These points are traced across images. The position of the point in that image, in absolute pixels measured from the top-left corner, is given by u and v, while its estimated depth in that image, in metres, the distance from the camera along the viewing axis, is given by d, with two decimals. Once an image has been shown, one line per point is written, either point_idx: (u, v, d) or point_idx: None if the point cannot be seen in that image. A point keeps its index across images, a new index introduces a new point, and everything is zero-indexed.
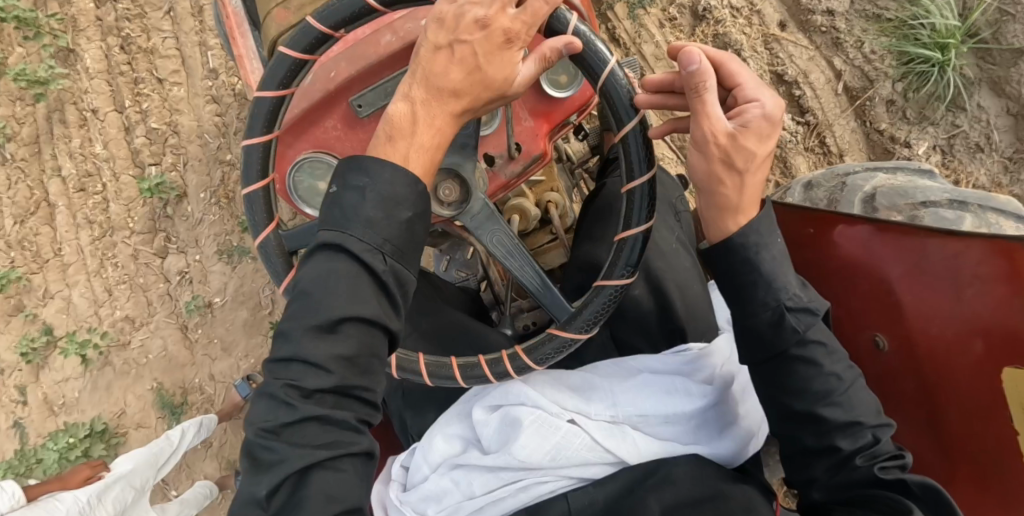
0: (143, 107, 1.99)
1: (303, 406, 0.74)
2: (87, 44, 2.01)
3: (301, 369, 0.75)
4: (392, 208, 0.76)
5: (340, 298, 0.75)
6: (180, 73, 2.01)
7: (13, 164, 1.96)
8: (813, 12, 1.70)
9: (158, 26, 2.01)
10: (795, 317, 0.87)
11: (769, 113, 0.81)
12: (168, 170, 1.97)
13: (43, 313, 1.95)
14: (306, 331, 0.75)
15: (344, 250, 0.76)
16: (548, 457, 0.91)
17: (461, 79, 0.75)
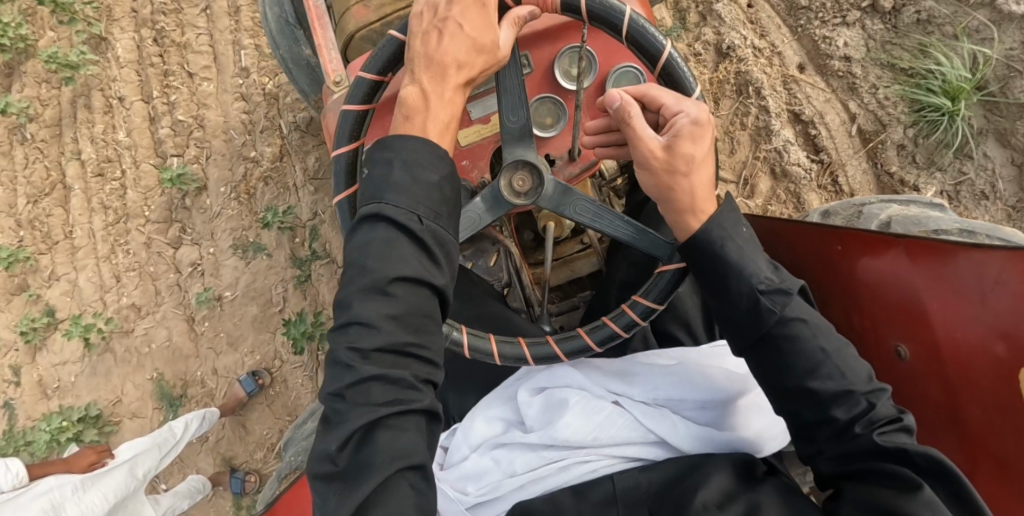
0: (170, 99, 2.01)
1: (367, 362, 0.79)
2: (121, 33, 2.03)
3: (358, 331, 0.80)
4: (418, 172, 0.84)
5: (393, 263, 0.81)
6: (211, 69, 2.03)
7: (33, 144, 2.01)
8: (831, 57, 1.79)
9: (193, 23, 2.03)
10: (769, 299, 0.91)
11: (692, 117, 0.94)
12: (191, 162, 2.00)
13: (47, 294, 2.00)
14: (360, 294, 0.81)
15: (383, 218, 0.83)
16: (592, 433, 1.02)
17: (465, 55, 0.90)
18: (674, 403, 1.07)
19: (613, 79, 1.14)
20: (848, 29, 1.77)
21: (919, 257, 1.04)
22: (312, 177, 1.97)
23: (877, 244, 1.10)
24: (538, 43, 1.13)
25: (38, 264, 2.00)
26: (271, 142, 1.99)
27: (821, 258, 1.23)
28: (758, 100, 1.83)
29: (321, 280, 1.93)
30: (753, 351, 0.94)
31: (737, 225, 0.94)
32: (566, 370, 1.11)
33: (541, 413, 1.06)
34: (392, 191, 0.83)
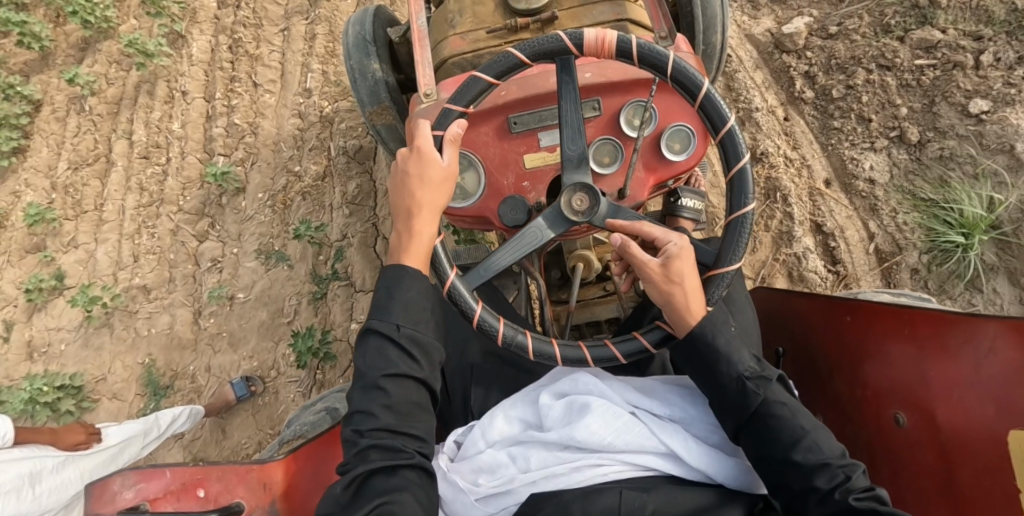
0: (233, 103, 2.43)
1: (363, 441, 1.04)
2: (200, 36, 2.71)
3: (361, 416, 1.06)
4: (399, 292, 1.10)
5: (383, 361, 1.08)
6: (275, 83, 2.45)
7: (99, 129, 2.76)
8: (856, 178, 1.91)
9: (270, 40, 2.55)
10: (754, 384, 1.07)
11: (679, 244, 1.09)
12: (236, 164, 2.32)
13: (60, 258, 2.54)
14: (360, 391, 1.07)
15: (375, 331, 1.10)
16: (609, 437, 1.13)
17: (425, 197, 1.11)
18: (684, 421, 1.21)
19: (668, 135, 1.30)
20: (875, 154, 1.91)
21: (923, 334, 1.17)
22: (350, 201, 2.14)
23: (886, 321, 1.22)
24: (609, 92, 1.30)
25: (60, 228, 2.60)
26: (317, 161, 2.21)
27: (830, 333, 1.34)
28: (784, 206, 1.93)
29: (335, 300, 2.05)
30: (746, 433, 1.08)
31: (726, 322, 1.11)
32: (588, 380, 1.23)
33: (561, 415, 1.18)
34: (395, 300, 1.10)
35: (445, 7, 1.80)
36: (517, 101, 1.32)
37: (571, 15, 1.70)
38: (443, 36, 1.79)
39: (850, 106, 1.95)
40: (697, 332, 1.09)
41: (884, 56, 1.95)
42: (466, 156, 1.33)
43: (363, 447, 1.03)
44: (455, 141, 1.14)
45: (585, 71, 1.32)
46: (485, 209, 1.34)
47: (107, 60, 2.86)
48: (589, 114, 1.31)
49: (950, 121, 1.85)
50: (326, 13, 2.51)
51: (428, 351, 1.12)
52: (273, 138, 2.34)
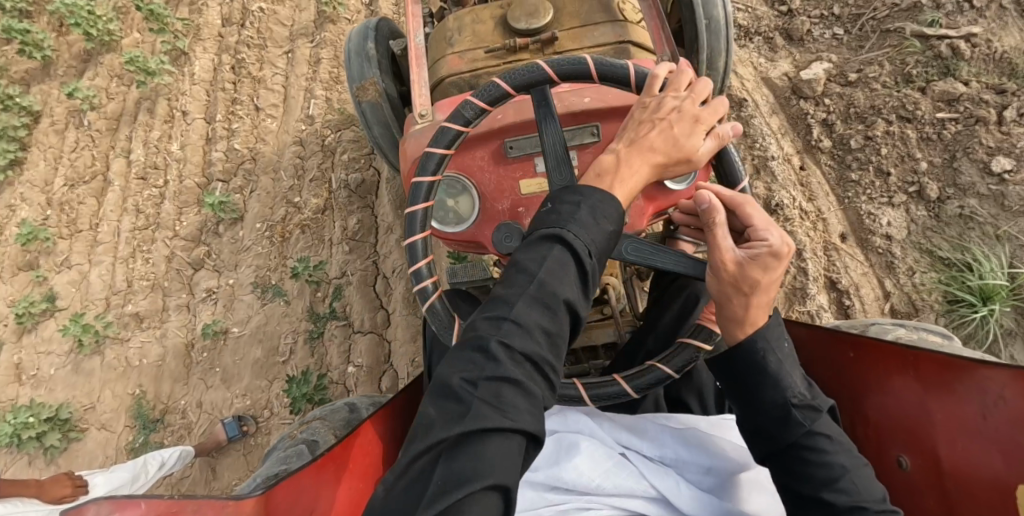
0: (233, 127, 2.38)
1: (493, 370, 0.78)
2: (202, 53, 2.65)
3: (509, 329, 0.81)
4: (602, 219, 0.90)
5: (561, 277, 0.85)
6: (277, 107, 2.40)
7: (97, 145, 2.71)
8: (873, 233, 1.85)
9: (275, 63, 2.50)
10: (801, 413, 0.97)
11: (775, 250, 0.95)
12: (235, 193, 2.27)
13: (53, 278, 2.49)
14: (523, 300, 0.83)
15: (560, 241, 0.87)
16: (597, 479, 1.14)
17: (660, 142, 0.97)
18: (676, 463, 1.20)
19: None
20: (893, 209, 1.85)
21: (927, 374, 1.10)
22: (350, 237, 2.09)
23: (887, 358, 1.16)
24: (610, 117, 1.25)
25: (54, 247, 2.54)
26: (318, 194, 2.16)
27: (830, 365, 1.29)
28: (797, 260, 1.87)
29: (332, 341, 1.99)
30: (777, 463, 1.00)
31: (783, 338, 1.01)
32: (577, 418, 1.24)
33: (549, 454, 1.20)
34: (578, 219, 0.89)
35: (444, 25, 1.81)
36: (514, 124, 1.24)
37: (572, 36, 1.68)
38: (442, 54, 1.79)
39: (869, 158, 1.89)
40: (744, 350, 0.98)
41: (904, 107, 1.90)
42: (459, 181, 1.25)
43: (489, 377, 0.78)
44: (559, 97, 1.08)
45: (585, 95, 1.26)
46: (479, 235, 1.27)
47: (109, 74, 2.82)
48: (587, 140, 1.26)
49: (971, 178, 1.80)
50: (332, 37, 2.46)
51: (592, 294, 0.89)
52: (273, 165, 2.29)
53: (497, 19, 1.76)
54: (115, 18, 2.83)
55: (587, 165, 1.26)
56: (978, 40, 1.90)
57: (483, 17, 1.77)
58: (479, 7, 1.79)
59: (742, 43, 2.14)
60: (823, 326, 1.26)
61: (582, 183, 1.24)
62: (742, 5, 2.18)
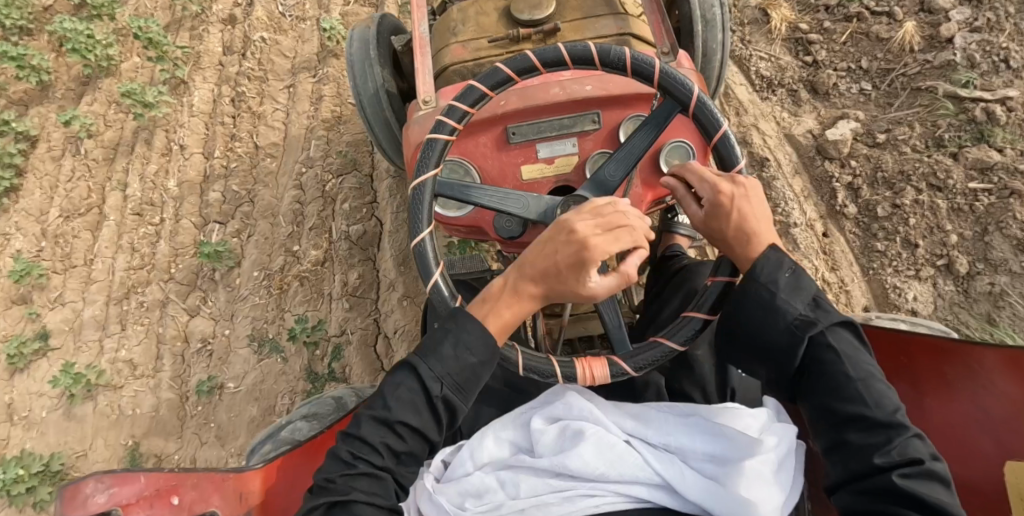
0: (232, 166, 2.29)
1: (409, 437, 1.04)
2: (202, 84, 2.58)
3: (361, 444, 1.02)
4: (465, 353, 1.04)
5: (412, 402, 1.03)
6: (276, 146, 2.31)
7: (95, 174, 2.63)
8: (898, 308, 1.77)
9: (275, 98, 2.41)
10: (801, 331, 1.07)
11: (725, 184, 1.13)
12: (232, 238, 2.19)
13: (45, 315, 2.41)
14: (371, 418, 1.03)
15: (416, 372, 1.05)
16: (603, 467, 1.09)
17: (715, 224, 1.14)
18: (680, 451, 1.14)
19: (668, 151, 1.37)
20: (920, 283, 1.76)
21: (922, 365, 1.21)
22: (350, 292, 2.03)
23: (884, 350, 1.27)
24: (607, 105, 1.40)
25: (48, 282, 2.46)
26: (318, 244, 2.10)
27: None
28: None
29: None
30: (797, 377, 1.09)
31: (780, 268, 1.10)
32: (581, 405, 1.19)
33: (553, 441, 1.15)
34: (445, 346, 1.05)
35: (447, 16, 1.87)
36: (517, 110, 1.40)
37: (576, 27, 1.75)
38: (445, 44, 1.85)
39: (895, 228, 1.80)
40: (748, 282, 1.10)
41: (935, 174, 1.80)
42: (464, 165, 1.41)
43: (400, 448, 1.03)
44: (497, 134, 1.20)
45: (586, 84, 1.41)
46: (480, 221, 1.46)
47: (107, 100, 2.74)
48: (588, 127, 1.41)
49: (1003, 254, 1.71)
50: (335, 71, 2.38)
51: (444, 417, 1.06)
52: (271, 209, 2.21)
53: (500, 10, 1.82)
54: (112, 41, 2.77)
55: (586, 152, 1.42)
56: (1014, 104, 1.79)
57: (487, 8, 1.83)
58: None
59: (765, 95, 2.04)
60: None
61: (582, 168, 1.42)
62: (764, 54, 2.09)
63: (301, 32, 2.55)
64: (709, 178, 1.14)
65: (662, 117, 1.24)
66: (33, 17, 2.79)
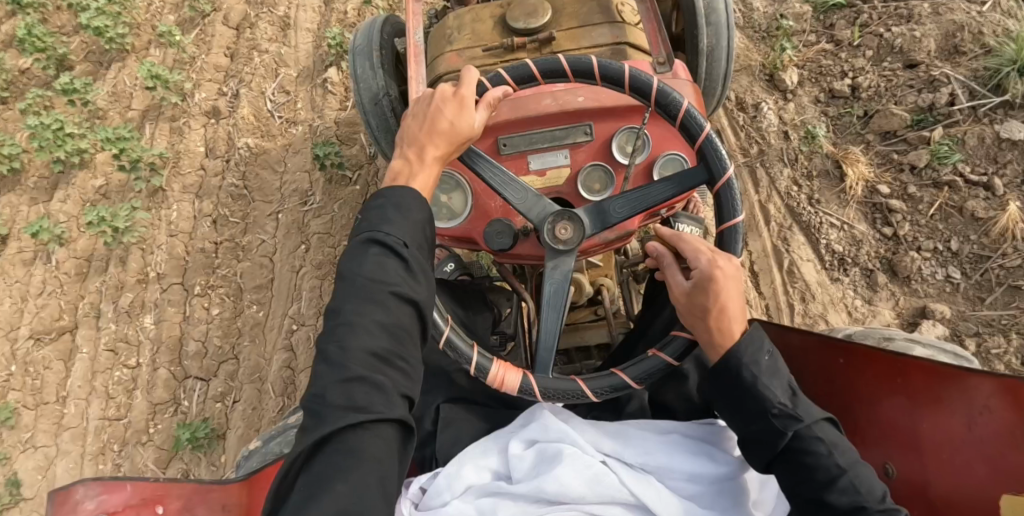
0: (212, 312, 2.03)
1: (393, 308, 1.04)
2: (182, 194, 2.29)
3: (345, 334, 1.01)
4: (413, 218, 1.11)
5: (386, 274, 1.05)
6: (263, 289, 2.05)
7: (67, 289, 2.35)
8: None
9: (262, 228, 2.12)
10: (780, 421, 1.07)
11: (728, 267, 1.10)
12: (215, 403, 1.96)
13: (16, 460, 2.16)
14: (350, 302, 1.03)
15: (378, 241, 1.08)
16: (579, 489, 1.18)
17: (710, 303, 1.09)
18: (652, 471, 1.25)
19: (662, 164, 1.47)
20: None
21: (916, 387, 1.23)
22: None
23: (880, 367, 1.27)
24: (600, 117, 1.49)
25: (19, 421, 2.20)
26: None
27: (820, 373, 1.40)
28: None
29: None
30: (779, 465, 1.10)
31: (760, 351, 1.10)
32: (557, 426, 1.27)
33: (529, 466, 1.22)
34: (395, 215, 1.10)
35: (444, 24, 2.16)
36: (509, 122, 1.50)
37: (567, 37, 2.02)
38: (441, 50, 2.14)
39: None
40: (725, 365, 1.10)
41: None
42: (455, 179, 1.48)
43: (391, 323, 1.03)
44: (494, 104, 1.28)
45: (579, 96, 1.51)
46: (473, 232, 1.49)
47: (81, 199, 2.47)
48: (581, 138, 1.50)
49: None
50: (331, 197, 2.13)
51: (419, 275, 1.09)
52: (259, 370, 1.98)
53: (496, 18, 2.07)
54: (85, 124, 2.54)
55: (579, 164, 1.50)
56: None
57: (483, 16, 2.09)
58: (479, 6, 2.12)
59: (836, 275, 1.74)
60: (817, 335, 1.37)
61: (575, 181, 1.49)
62: (836, 220, 1.78)
63: (290, 137, 2.25)
64: (702, 253, 1.12)
65: (690, 177, 1.33)
66: (8, 81, 2.61)
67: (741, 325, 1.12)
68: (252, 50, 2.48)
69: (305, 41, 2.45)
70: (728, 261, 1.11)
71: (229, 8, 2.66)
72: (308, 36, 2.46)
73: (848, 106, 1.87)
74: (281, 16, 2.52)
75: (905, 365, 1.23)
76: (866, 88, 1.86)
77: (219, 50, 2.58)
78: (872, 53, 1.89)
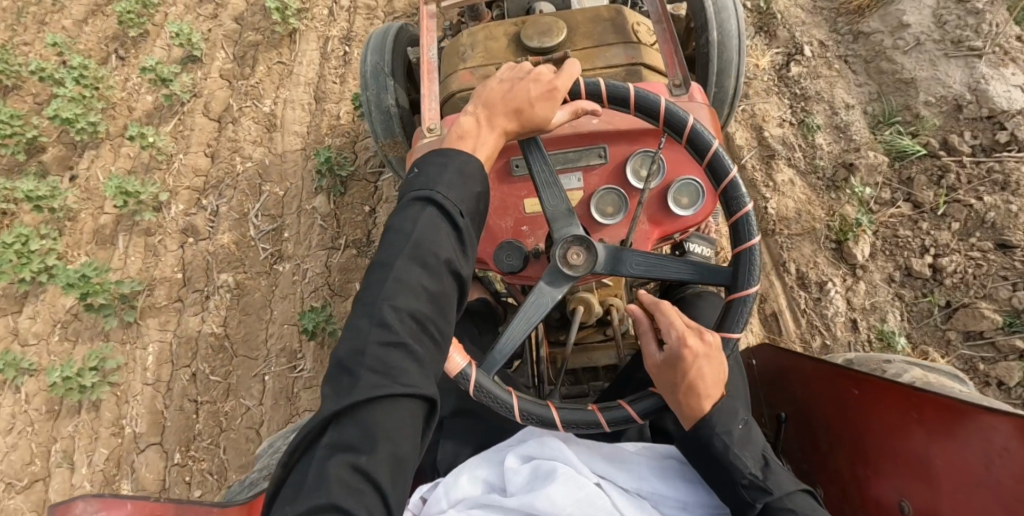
0: (193, 491, 1.83)
1: (439, 278, 1.06)
2: (156, 333, 2.05)
3: (390, 293, 1.02)
4: (466, 181, 1.13)
5: (433, 235, 1.07)
6: (248, 465, 1.84)
7: (34, 428, 2.13)
8: None
9: (247, 392, 1.90)
10: (749, 493, 1.09)
11: (703, 344, 1.09)
12: None
13: None
14: (399, 258, 1.05)
15: (430, 201, 1.09)
16: (570, 508, 1.09)
17: (682, 381, 1.10)
18: (647, 496, 1.19)
19: (676, 189, 1.39)
20: None
21: (932, 423, 1.20)
22: None
23: (893, 399, 1.27)
24: (615, 139, 1.43)
25: None
26: None
27: (834, 402, 1.41)
28: None
29: None
30: None
31: (733, 419, 1.13)
32: (555, 445, 1.20)
33: (524, 481, 1.16)
34: (443, 178, 1.11)
35: (459, 41, 2.01)
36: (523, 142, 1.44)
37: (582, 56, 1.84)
38: (453, 68, 1.99)
39: None
40: (696, 434, 1.12)
41: None
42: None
43: (434, 291, 1.05)
44: (577, 114, 1.23)
45: (595, 118, 1.46)
46: (483, 253, 1.43)
47: (47, 320, 2.23)
48: (594, 161, 1.44)
49: None
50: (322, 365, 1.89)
51: (464, 247, 1.11)
52: None
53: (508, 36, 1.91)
54: (53, 233, 2.31)
55: (593, 187, 1.44)
56: None
57: (495, 34, 1.94)
58: (493, 24, 1.98)
59: None
60: (839, 366, 1.39)
61: (587, 204, 1.42)
62: None
63: (276, 276, 2.00)
64: (674, 328, 1.09)
65: (712, 269, 1.24)
66: None
67: (716, 397, 1.12)
68: (233, 154, 2.20)
69: (292, 148, 2.14)
70: (707, 337, 1.10)
71: (209, 94, 2.41)
72: (294, 140, 2.16)
73: (928, 291, 1.66)
74: (267, 112, 2.25)
75: (920, 399, 1.21)
76: (950, 272, 1.64)
77: (198, 148, 2.30)
78: (959, 226, 1.65)
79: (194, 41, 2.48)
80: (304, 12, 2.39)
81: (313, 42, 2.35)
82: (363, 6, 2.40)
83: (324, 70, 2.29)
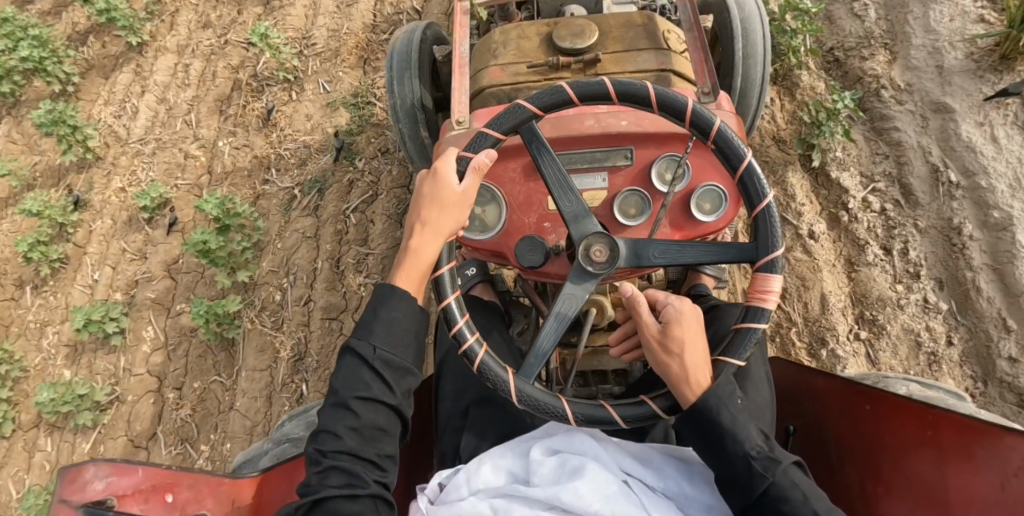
0: None
1: (364, 411, 0.89)
2: None
3: (326, 436, 0.88)
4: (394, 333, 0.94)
5: (356, 382, 0.91)
6: None
7: None
8: None
9: None
10: (761, 464, 0.85)
11: (684, 309, 0.94)
12: None
13: None
14: (331, 407, 0.90)
15: (351, 350, 0.93)
16: (598, 505, 0.88)
17: (677, 330, 0.92)
18: (678, 500, 0.96)
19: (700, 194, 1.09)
20: None
21: (947, 441, 0.93)
22: None
23: (905, 418, 0.98)
24: (641, 141, 1.11)
25: None
26: None
27: (838, 417, 1.10)
28: None
29: None
30: None
31: (734, 392, 0.91)
32: (584, 439, 0.98)
33: (552, 474, 0.93)
34: (380, 319, 0.94)
35: (489, 38, 1.54)
36: (551, 139, 1.13)
37: (614, 59, 1.42)
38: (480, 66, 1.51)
39: None
40: (699, 406, 0.88)
41: None
42: (489, 188, 1.13)
43: (364, 424, 0.89)
44: (480, 170, 0.99)
45: (621, 119, 1.13)
46: (504, 246, 1.14)
47: None
48: (620, 163, 1.12)
49: None
50: None
51: (397, 387, 0.93)
52: None
53: (544, 35, 1.48)
54: None
55: (612, 189, 1.12)
56: None
57: (529, 32, 1.49)
58: (527, 23, 1.52)
59: None
60: (838, 376, 1.09)
61: (610, 203, 1.12)
62: None
63: None
64: (670, 295, 0.97)
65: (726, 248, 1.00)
66: None
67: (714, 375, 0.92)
68: None
69: None
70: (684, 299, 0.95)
71: (133, 403, 1.82)
72: None
73: None
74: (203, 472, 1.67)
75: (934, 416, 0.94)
76: None
77: None
78: None
79: (111, 317, 1.90)
80: (251, 298, 1.78)
81: (257, 356, 1.71)
82: (322, 308, 1.71)
83: (272, 413, 1.66)
